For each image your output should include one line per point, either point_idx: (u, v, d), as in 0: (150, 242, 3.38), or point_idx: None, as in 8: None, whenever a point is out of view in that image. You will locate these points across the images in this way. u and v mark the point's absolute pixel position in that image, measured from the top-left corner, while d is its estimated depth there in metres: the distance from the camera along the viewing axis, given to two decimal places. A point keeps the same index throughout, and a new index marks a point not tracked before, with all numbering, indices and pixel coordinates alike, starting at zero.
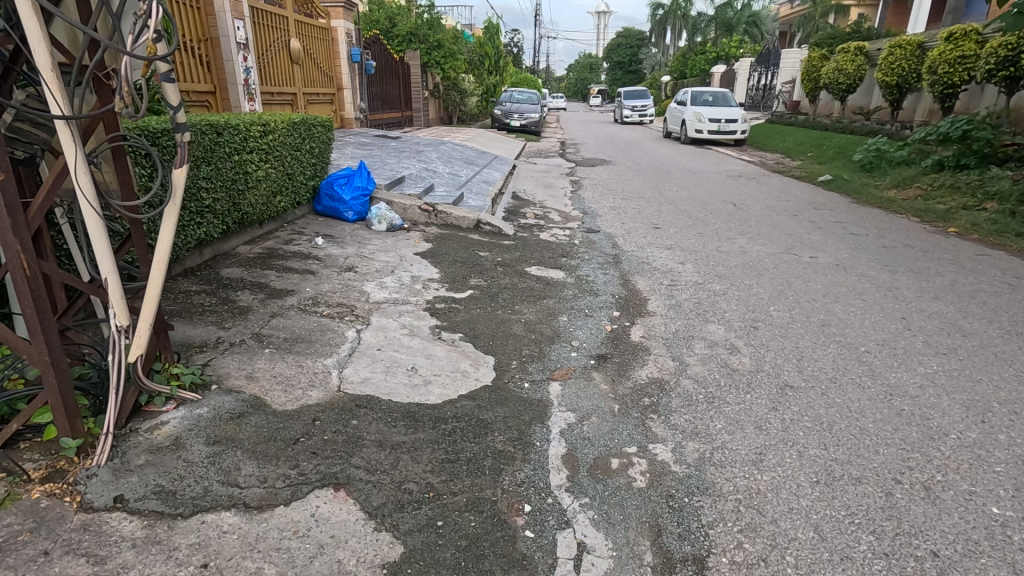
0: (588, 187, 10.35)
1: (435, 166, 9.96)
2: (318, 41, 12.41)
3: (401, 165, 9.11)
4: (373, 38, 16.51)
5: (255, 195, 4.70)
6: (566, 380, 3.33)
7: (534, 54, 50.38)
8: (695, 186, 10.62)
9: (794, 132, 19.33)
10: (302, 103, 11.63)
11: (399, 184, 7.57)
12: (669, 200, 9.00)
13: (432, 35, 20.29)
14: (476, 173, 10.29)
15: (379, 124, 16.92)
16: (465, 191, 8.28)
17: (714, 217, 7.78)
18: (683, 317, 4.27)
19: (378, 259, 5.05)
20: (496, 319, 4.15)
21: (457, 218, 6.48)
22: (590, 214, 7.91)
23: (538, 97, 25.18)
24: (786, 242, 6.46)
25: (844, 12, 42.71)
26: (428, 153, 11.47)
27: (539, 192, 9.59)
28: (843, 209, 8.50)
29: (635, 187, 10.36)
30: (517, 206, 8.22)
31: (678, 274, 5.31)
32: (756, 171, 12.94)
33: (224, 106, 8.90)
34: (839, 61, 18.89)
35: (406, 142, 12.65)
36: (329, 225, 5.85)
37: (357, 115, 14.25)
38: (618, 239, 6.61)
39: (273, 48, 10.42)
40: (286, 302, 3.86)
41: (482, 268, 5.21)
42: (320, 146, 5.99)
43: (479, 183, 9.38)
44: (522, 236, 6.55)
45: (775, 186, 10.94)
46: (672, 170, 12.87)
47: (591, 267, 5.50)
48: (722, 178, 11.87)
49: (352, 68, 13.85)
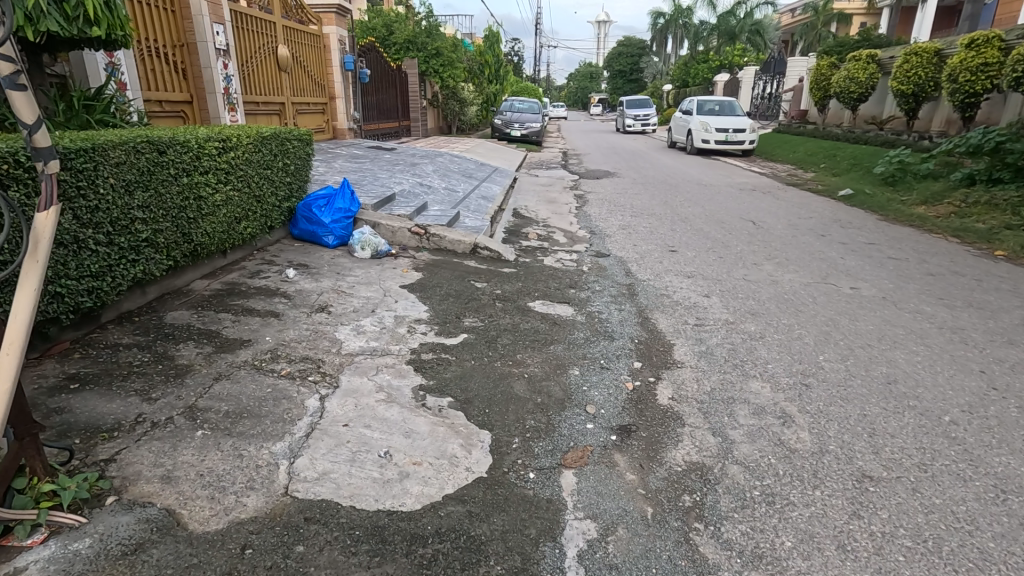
0: (593, 203, 9.69)
1: (430, 181, 9.29)
2: (308, 48, 11.80)
3: (393, 180, 8.45)
4: (369, 45, 15.90)
5: (212, 222, 3.99)
6: (583, 467, 2.62)
7: (534, 62, 50.00)
8: (708, 201, 9.97)
9: (804, 142, 18.71)
10: (290, 113, 11.00)
11: (389, 202, 6.89)
12: (683, 217, 8.35)
13: (431, 43, 19.73)
14: (475, 188, 9.62)
15: (375, 134, 16.30)
16: (462, 209, 7.60)
17: (734, 237, 7.12)
18: (717, 371, 3.57)
19: (358, 295, 4.36)
20: (494, 374, 3.44)
21: (451, 241, 5.80)
22: (598, 235, 7.23)
23: (539, 106, 24.61)
24: (820, 268, 5.77)
25: (846, 21, 42.37)
26: (424, 165, 10.83)
27: (542, 209, 8.93)
28: (872, 227, 7.84)
29: (644, 202, 9.69)
30: (519, 225, 7.55)
31: (703, 309, 4.64)
32: (770, 184, 12.29)
33: (202, 117, 8.27)
34: (851, 69, 18.30)
35: (402, 154, 12.01)
36: (305, 252, 5.16)
37: (351, 125, 13.64)
38: (631, 264, 5.93)
39: (258, 55, 9.80)
40: (238, 357, 3.17)
41: (478, 304, 4.52)
42: (296, 163, 5.29)
43: (477, 199, 8.71)
44: (524, 262, 5.87)
45: (793, 201, 10.28)
46: (681, 183, 12.21)
47: (604, 302, 4.81)
48: (735, 192, 11.20)
49: (345, 77, 13.24)
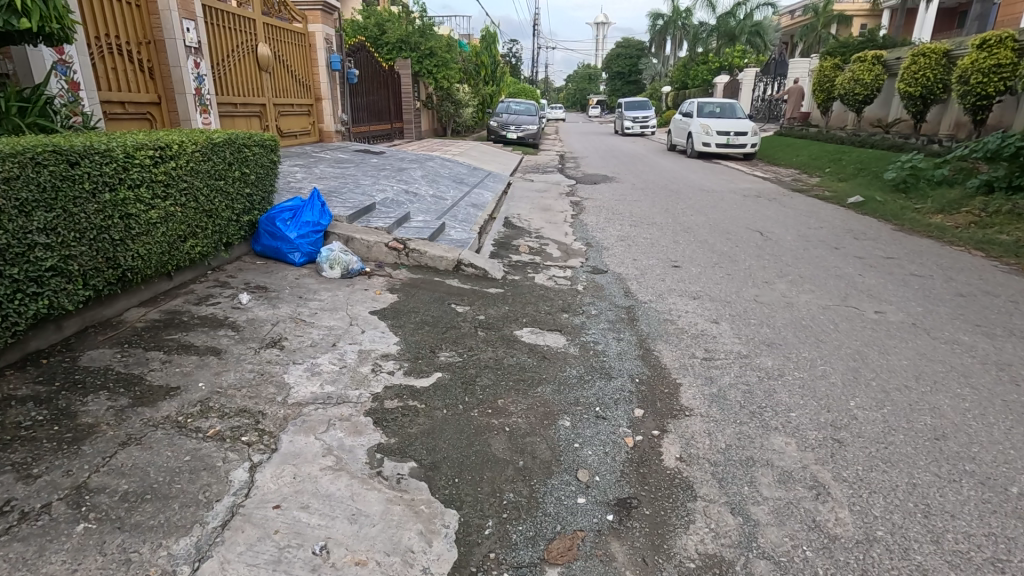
0: (591, 211, 9.17)
1: (417, 187, 8.76)
2: (292, 47, 11.27)
3: (376, 188, 7.91)
4: (358, 45, 15.36)
5: (146, 243, 3.44)
6: (571, 565, 2.09)
7: (533, 64, 49.53)
8: (712, 208, 9.46)
9: (808, 145, 18.22)
10: (272, 115, 10.48)
11: (368, 212, 6.36)
12: (685, 227, 7.85)
13: (424, 43, 19.23)
14: (464, 195, 9.09)
15: (365, 137, 15.79)
16: (449, 219, 7.07)
17: (741, 250, 6.60)
18: (732, 422, 3.04)
19: (319, 325, 3.82)
20: (469, 427, 2.91)
21: (432, 257, 5.27)
22: (595, 247, 6.71)
23: (536, 108, 24.09)
24: (837, 288, 5.26)
25: (847, 23, 42.02)
26: (412, 170, 10.30)
27: (535, 217, 8.41)
28: (888, 239, 7.34)
29: (644, 210, 9.18)
30: (510, 237, 7.03)
31: (712, 339, 4.12)
32: (774, 190, 11.78)
33: (171, 119, 7.73)
34: (855, 70, 17.80)
35: (390, 158, 11.49)
36: (266, 272, 4.62)
37: (339, 128, 13.12)
38: (630, 283, 5.41)
39: (235, 53, 9.28)
40: (157, 412, 2.63)
41: (458, 333, 3.99)
42: (256, 172, 4.73)
43: (466, 207, 8.18)
44: (513, 280, 5.35)
45: (800, 208, 9.77)
46: (683, 189, 11.70)
47: (599, 329, 4.29)
48: (738, 198, 10.69)
49: (332, 77, 12.72)
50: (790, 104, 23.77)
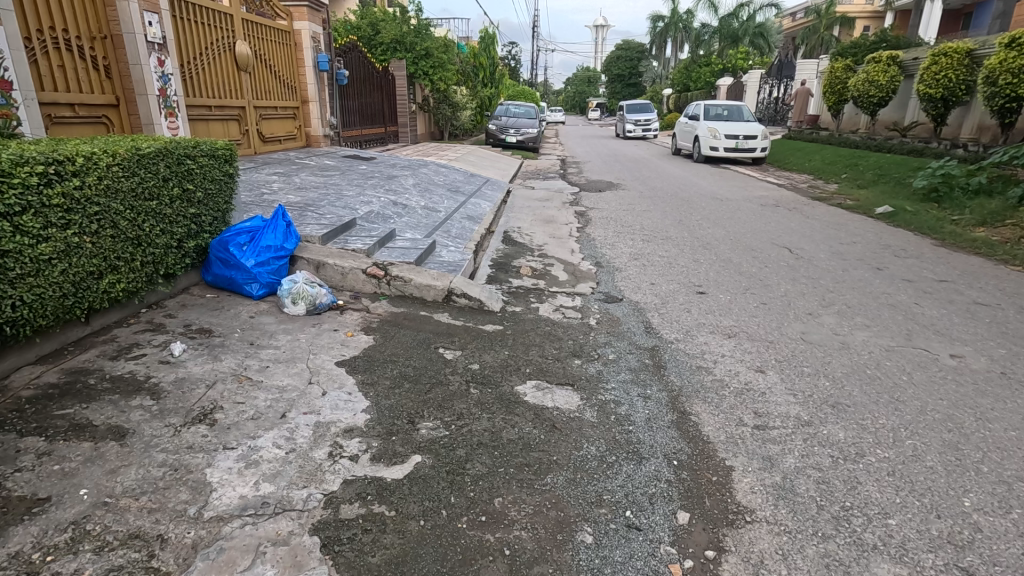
0: (597, 223, 8.40)
1: (408, 198, 7.97)
2: (275, 45, 10.49)
3: (361, 199, 7.13)
4: (350, 44, 14.65)
5: (34, 285, 2.65)
6: None
7: (532, 67, 48.92)
8: (729, 220, 8.69)
9: (820, 149, 17.49)
10: (252, 119, 9.72)
11: (347, 230, 5.56)
12: (703, 243, 7.09)
13: (419, 43, 18.50)
14: (459, 206, 8.29)
15: (357, 141, 15.03)
16: (441, 237, 6.28)
17: (772, 272, 5.82)
18: (813, 538, 2.23)
19: (270, 385, 3.02)
20: (454, 551, 2.10)
21: (419, 286, 4.48)
22: (606, 268, 5.93)
23: (536, 111, 23.37)
24: (895, 321, 4.48)
25: (850, 24, 41.39)
26: (403, 178, 9.52)
27: (538, 231, 7.63)
28: (932, 257, 6.57)
29: (656, 223, 8.40)
30: (510, 255, 6.24)
31: (760, 396, 3.33)
32: (793, 199, 11.01)
33: (132, 123, 6.95)
34: (869, 71, 17.05)
35: (381, 164, 10.71)
36: (214, 309, 3.82)
37: (327, 131, 12.35)
38: (651, 315, 4.62)
39: (209, 51, 8.52)
40: (3, 549, 1.84)
41: (445, 392, 3.19)
42: (205, 187, 3.93)
43: (461, 221, 7.40)
44: (514, 311, 4.56)
45: (825, 219, 9.01)
46: (694, 197, 10.94)
47: (620, 381, 3.50)
48: (756, 209, 9.91)
49: (320, 78, 11.94)
50: (798, 107, 23.04)
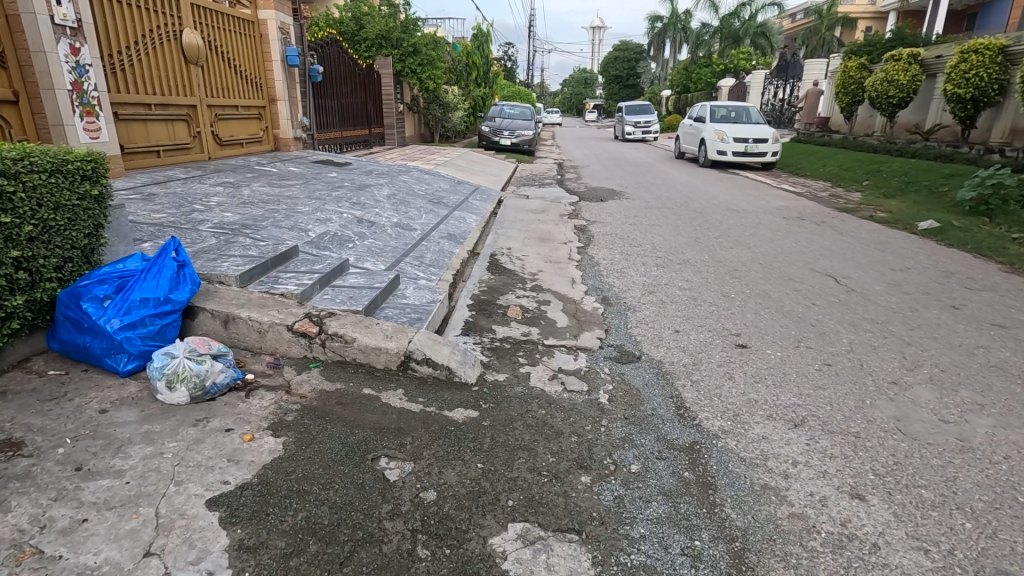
0: (600, 243, 7.23)
1: (378, 213, 6.76)
2: (234, 35, 9.28)
3: (319, 216, 5.93)
4: (328, 39, 13.51)
5: None
6: None
7: (528, 67, 47.78)
8: (753, 238, 7.53)
9: (835, 154, 16.39)
10: (203, 119, 8.51)
11: (286, 261, 4.34)
12: (729, 270, 5.92)
13: (406, 39, 17.31)
14: (439, 223, 7.09)
15: (335, 143, 13.84)
16: (409, 267, 5.07)
17: (823, 313, 4.65)
18: None
19: (72, 567, 1.80)
20: None
21: (365, 349, 3.27)
22: (616, 308, 4.75)
23: (531, 112, 22.19)
24: (1015, 395, 3.31)
25: (852, 24, 40.48)
26: (378, 188, 8.31)
27: (531, 253, 6.44)
28: (1012, 289, 5.41)
29: (670, 242, 7.22)
30: (495, 289, 5.04)
31: (874, 553, 2.14)
32: (818, 211, 9.84)
33: (36, 124, 5.69)
34: (888, 70, 15.91)
35: (356, 171, 9.52)
36: (49, 399, 2.60)
37: (299, 133, 11.13)
38: (681, 386, 3.43)
39: (147, 40, 7.31)
40: None
41: (374, 559, 1.98)
42: (42, 218, 2.72)
43: (439, 243, 6.20)
44: (497, 381, 3.36)
45: (861, 236, 7.86)
46: (707, 208, 9.76)
47: (652, 519, 2.30)
48: (779, 223, 8.74)
49: (290, 73, 10.71)
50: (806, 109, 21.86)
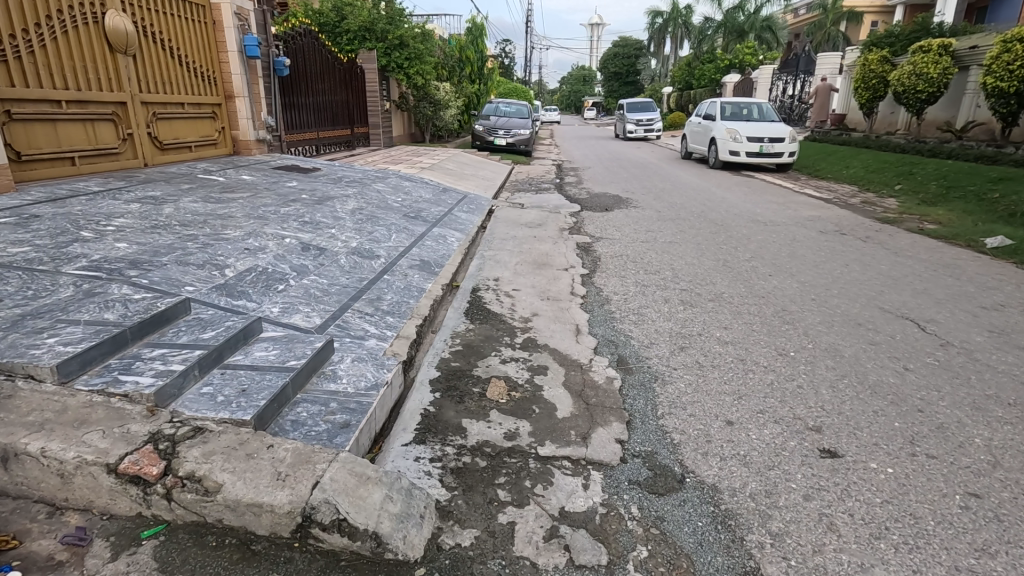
0: (609, 269, 5.94)
1: (335, 236, 5.46)
2: (177, 20, 7.99)
3: (251, 244, 4.63)
4: (302, 28, 12.25)
5: None
6: None
7: (527, 65, 46.46)
8: (793, 261, 6.23)
9: (857, 154, 15.11)
10: (136, 118, 7.21)
11: (166, 325, 3.01)
12: (776, 311, 4.63)
13: (392, 31, 15.98)
14: (411, 247, 5.79)
15: (311, 145, 12.55)
16: (356, 319, 3.76)
17: (927, 388, 3.34)
18: None
19: None
20: None
21: (236, 506, 1.95)
22: (638, 380, 3.45)
23: (528, 110, 20.86)
24: None
25: (858, 19, 39.26)
26: (344, 200, 7.01)
27: (525, 286, 5.15)
28: None
29: (694, 268, 5.92)
30: (473, 348, 3.73)
31: None
32: (857, 223, 8.55)
33: None
34: (916, 62, 14.60)
35: (324, 179, 8.20)
36: None
37: (263, 134, 9.81)
38: (757, 551, 2.12)
39: (54, 23, 6.02)
40: None
41: None
42: None
43: (406, 275, 4.90)
44: (459, 552, 2.05)
45: (922, 256, 6.55)
46: (729, 221, 8.48)
47: None
48: (817, 239, 7.46)
49: (252, 67, 9.42)
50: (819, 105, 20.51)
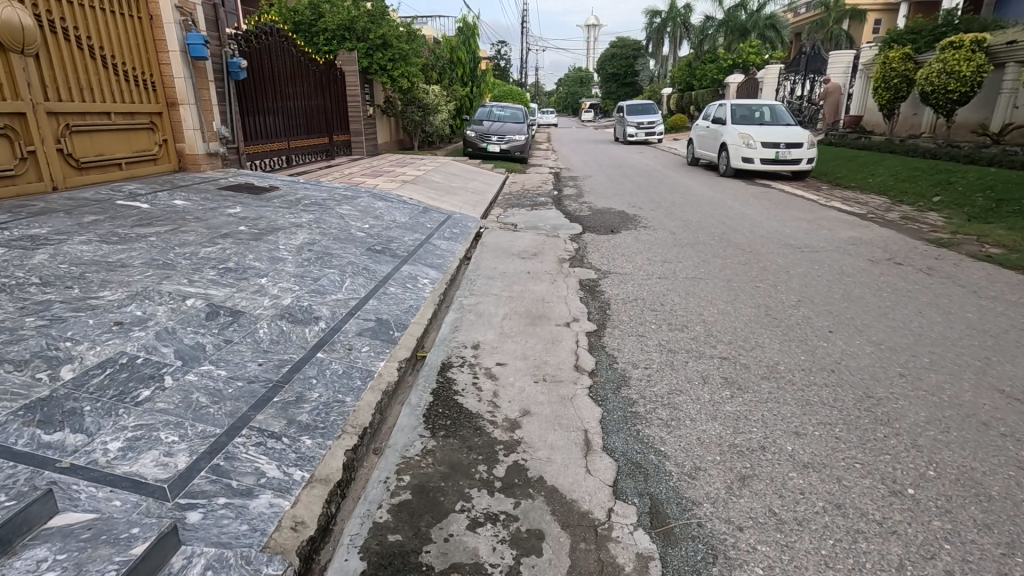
0: (621, 323, 4.64)
1: (264, 289, 4.15)
2: (99, 13, 6.69)
3: (127, 315, 3.31)
4: (268, 27, 10.94)
5: None
6: None
7: (522, 66, 45.26)
8: (852, 308, 4.95)
9: (882, 159, 13.86)
10: (40, 131, 5.91)
11: None
12: (858, 400, 3.34)
13: (374, 29, 14.61)
14: (366, 299, 4.48)
15: (279, 155, 11.27)
16: (251, 452, 2.45)
17: None
18: None
19: None
20: None
21: None
22: (688, 563, 2.16)
23: (523, 114, 19.57)
24: None
25: (861, 18, 38.09)
26: (293, 231, 5.71)
27: (513, 358, 3.85)
28: None
29: (729, 323, 4.64)
30: (429, 496, 2.43)
31: None
32: (907, 246, 7.30)
33: None
34: (947, 60, 13.34)
35: (278, 202, 6.91)
36: None
37: (216, 147, 8.51)
38: None
39: None
40: None
41: None
42: None
43: (351, 349, 3.60)
44: None
45: (1010, 297, 5.27)
46: (757, 246, 7.22)
47: None
48: (868, 270, 6.20)
49: (199, 68, 8.12)
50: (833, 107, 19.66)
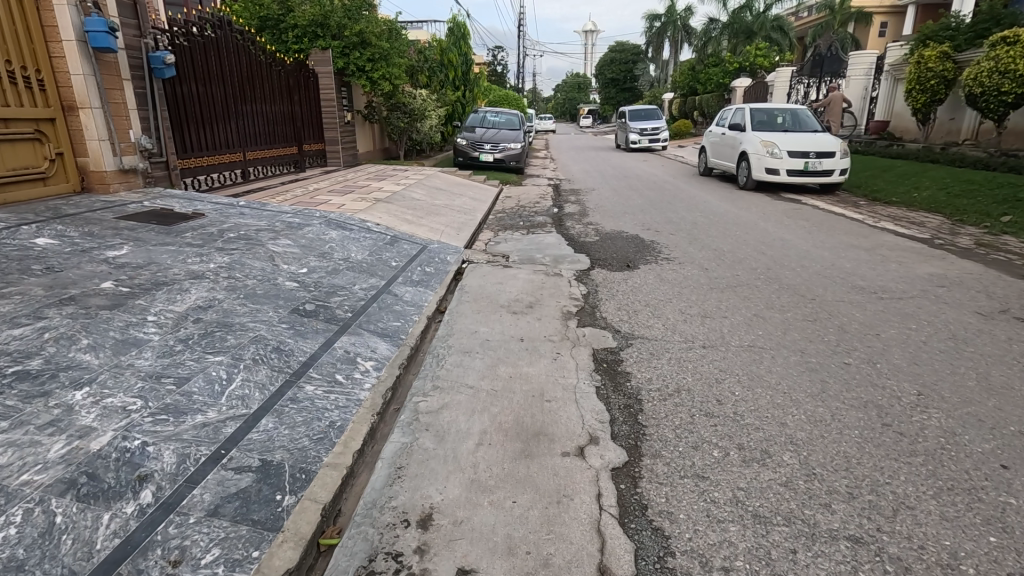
0: (665, 448, 2.95)
1: (67, 417, 2.45)
2: None
3: None
4: (216, 18, 9.24)
5: None
6: None
7: (518, 71, 43.73)
8: (1013, 411, 3.27)
9: (925, 170, 12.25)
10: None
11: None
12: None
13: (350, 24, 12.79)
14: (254, 420, 2.76)
15: (229, 168, 9.60)
16: None
17: None
18: None
19: None
20: None
21: None
22: None
23: (519, 120, 17.94)
24: None
25: (868, 21, 36.59)
26: (185, 286, 4.02)
27: (489, 556, 2.15)
28: None
29: (835, 448, 2.94)
30: None
31: None
32: (1013, 288, 5.65)
33: None
34: (999, 56, 11.71)
35: (193, 236, 5.24)
36: None
37: (132, 162, 6.82)
38: None
39: None
40: None
41: None
42: None
43: (177, 566, 1.89)
44: None
45: None
46: (820, 289, 5.56)
47: None
48: (986, 330, 4.54)
49: (107, 63, 6.44)
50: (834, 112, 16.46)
